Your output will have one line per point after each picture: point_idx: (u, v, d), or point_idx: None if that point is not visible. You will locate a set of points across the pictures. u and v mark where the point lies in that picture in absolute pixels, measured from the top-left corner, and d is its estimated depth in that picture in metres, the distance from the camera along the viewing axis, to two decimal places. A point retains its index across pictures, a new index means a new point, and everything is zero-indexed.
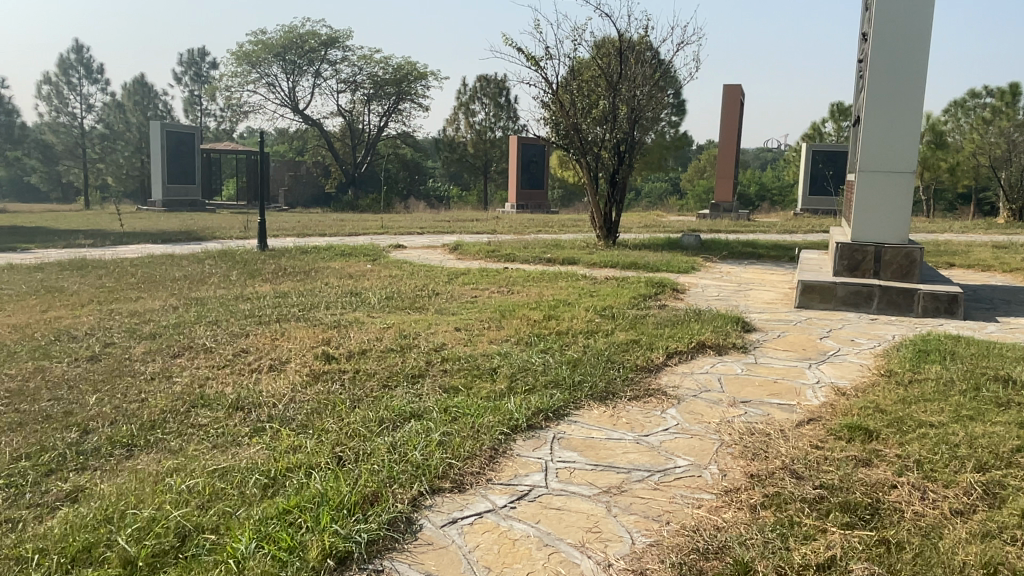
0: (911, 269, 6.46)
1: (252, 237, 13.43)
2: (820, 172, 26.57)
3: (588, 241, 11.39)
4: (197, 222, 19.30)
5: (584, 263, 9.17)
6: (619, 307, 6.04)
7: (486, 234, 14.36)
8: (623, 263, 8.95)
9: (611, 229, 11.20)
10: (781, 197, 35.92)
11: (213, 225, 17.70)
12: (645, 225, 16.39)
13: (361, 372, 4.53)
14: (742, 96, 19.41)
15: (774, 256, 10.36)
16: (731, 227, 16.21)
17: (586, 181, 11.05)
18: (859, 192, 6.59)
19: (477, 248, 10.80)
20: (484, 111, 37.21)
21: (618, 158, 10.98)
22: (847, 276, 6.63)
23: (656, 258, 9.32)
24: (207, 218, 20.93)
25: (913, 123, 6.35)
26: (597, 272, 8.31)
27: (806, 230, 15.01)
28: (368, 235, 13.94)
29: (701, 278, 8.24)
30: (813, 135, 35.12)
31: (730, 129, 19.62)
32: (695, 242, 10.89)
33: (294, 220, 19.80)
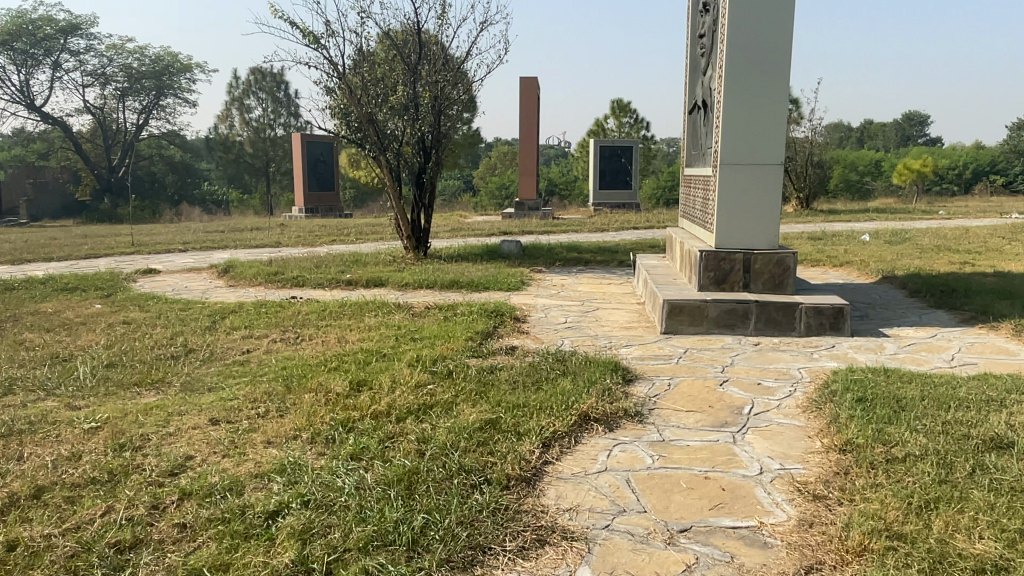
0: (783, 278, 5.42)
1: None
2: (610, 166, 26.65)
3: (395, 253, 9.53)
4: None
5: (393, 285, 7.43)
6: (455, 358, 4.37)
7: (267, 249, 12.03)
8: (441, 283, 7.32)
9: (421, 238, 9.42)
10: (569, 191, 36.39)
11: None
12: (451, 229, 14.86)
13: (17, 551, 2.48)
14: (539, 90, 18.55)
15: (603, 260, 9.31)
16: (541, 226, 15.24)
17: (388, 181, 9.21)
18: (724, 190, 5.46)
19: (254, 270, 8.63)
20: (261, 108, 33.81)
21: (424, 154, 9.30)
22: (713, 290, 5.47)
23: (478, 273, 7.78)
24: None
25: (778, 106, 5.31)
26: (412, 299, 6.61)
27: (617, 228, 14.41)
28: (112, 258, 11.08)
29: (536, 297, 6.84)
30: (597, 131, 35.79)
31: (529, 125, 18.69)
32: (515, 248, 9.53)
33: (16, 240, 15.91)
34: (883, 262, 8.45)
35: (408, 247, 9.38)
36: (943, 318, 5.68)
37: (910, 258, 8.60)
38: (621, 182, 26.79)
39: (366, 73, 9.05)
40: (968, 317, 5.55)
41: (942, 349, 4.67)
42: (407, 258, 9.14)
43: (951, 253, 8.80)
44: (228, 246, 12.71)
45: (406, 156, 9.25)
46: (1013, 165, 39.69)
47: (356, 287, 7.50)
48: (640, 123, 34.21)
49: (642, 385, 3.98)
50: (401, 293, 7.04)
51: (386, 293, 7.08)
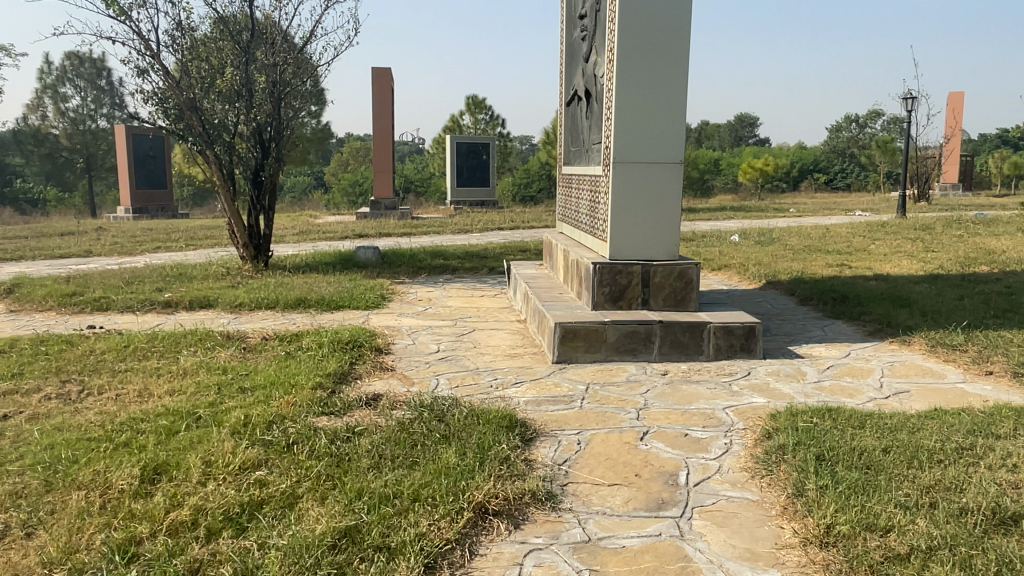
0: (685, 292, 4.74)
1: None
2: (468, 163, 25.86)
3: (229, 263, 8.02)
4: None
5: (225, 306, 6.15)
6: (296, 419, 3.28)
7: (71, 259, 10.11)
8: (284, 302, 6.13)
9: (260, 245, 7.94)
10: (425, 188, 35.29)
11: None
12: (299, 231, 13.40)
13: None
14: (392, 81, 17.37)
15: (471, 267, 8.42)
16: (400, 226, 14.14)
17: (217, 178, 7.72)
18: (618, 193, 4.71)
19: (46, 289, 6.97)
20: (78, 95, 30.04)
21: (261, 148, 7.92)
22: (609, 309, 4.70)
23: (329, 287, 6.64)
24: None
25: (676, 96, 4.63)
26: (248, 326, 5.39)
27: (481, 228, 13.60)
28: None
29: (401, 317, 5.82)
30: (454, 127, 34.91)
31: (382, 118, 17.45)
32: (374, 255, 8.44)
33: None
34: (760, 264, 8.14)
35: (244, 255, 7.85)
36: (845, 330, 5.26)
37: (785, 259, 8.36)
38: (478, 180, 26.05)
39: (186, 51, 7.58)
40: (872, 329, 5.15)
41: (866, 374, 4.16)
42: (243, 268, 7.72)
43: (822, 254, 8.67)
44: (22, 256, 10.61)
45: (241, 151, 7.89)
46: (836, 165, 43.01)
47: (178, 309, 6.15)
48: (497, 120, 33.67)
49: (546, 445, 3.10)
50: (234, 317, 5.79)
51: (214, 317, 5.79)
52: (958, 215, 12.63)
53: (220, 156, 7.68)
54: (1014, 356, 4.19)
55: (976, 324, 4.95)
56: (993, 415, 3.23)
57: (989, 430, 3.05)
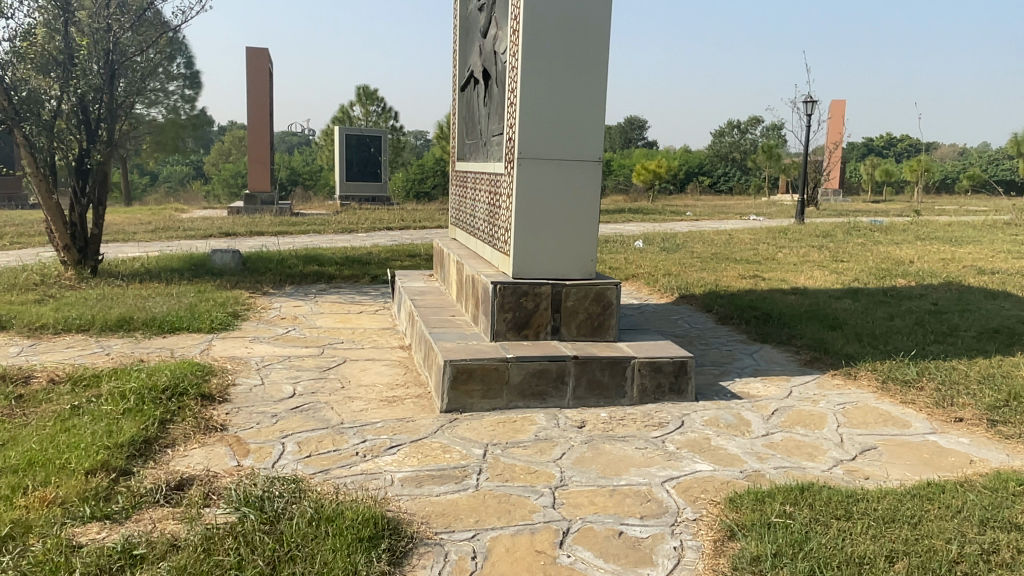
0: (603, 318, 3.88)
1: None
2: (357, 157, 24.41)
3: (45, 269, 6.41)
4: None
5: (21, 329, 4.77)
6: (46, 536, 2.16)
7: None
8: (102, 325, 4.83)
9: (86, 246, 6.49)
10: (313, 182, 33.44)
11: None
12: (157, 229, 11.78)
13: None
14: (269, 64, 15.85)
15: (350, 275, 7.31)
16: (277, 224, 12.75)
17: (29, 167, 6.04)
18: (522, 196, 3.80)
19: None
20: None
21: (88, 130, 6.38)
22: (512, 340, 3.77)
23: (166, 304, 5.38)
24: None
25: (595, 80, 3.77)
26: (41, 361, 4.09)
27: (368, 227, 12.42)
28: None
29: (253, 344, 4.67)
30: (343, 119, 33.21)
31: (259, 104, 15.88)
32: (233, 260, 7.19)
33: None
34: (670, 273, 7.46)
35: (64, 259, 6.38)
36: (779, 358, 4.58)
37: (695, 268, 7.73)
38: (368, 174, 24.61)
39: None
40: (808, 357, 4.48)
41: (820, 423, 3.43)
42: (63, 275, 6.28)
43: (732, 262, 8.11)
44: None
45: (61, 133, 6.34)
46: (723, 169, 44.21)
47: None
48: (389, 112, 32.26)
49: (425, 563, 2.12)
50: (27, 346, 4.45)
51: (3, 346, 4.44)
52: (853, 222, 12.58)
53: (30, 136, 6.09)
54: (980, 397, 3.58)
55: (922, 354, 4.37)
56: (999, 494, 2.54)
57: (1005, 519, 2.35)
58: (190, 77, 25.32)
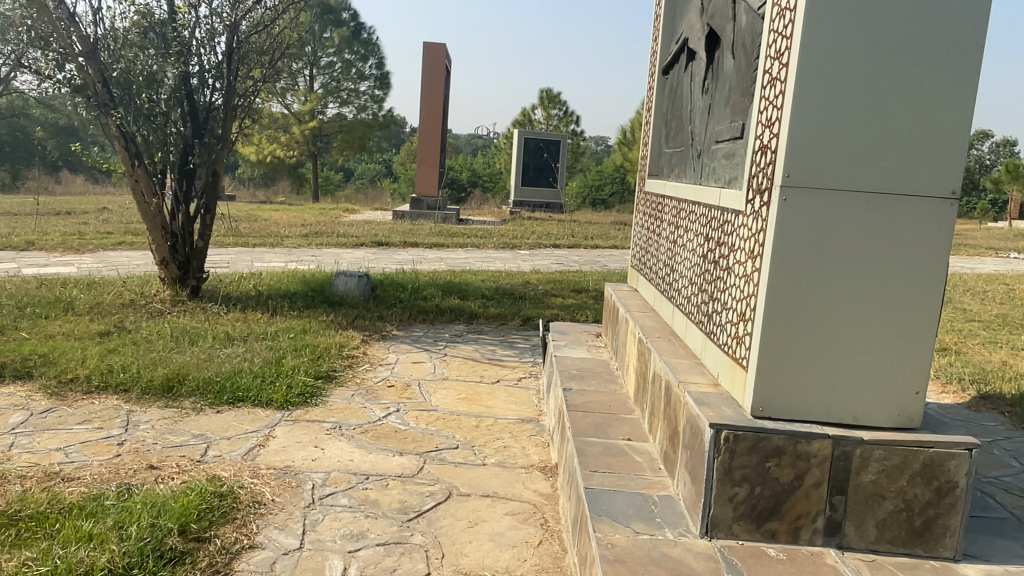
0: (936, 511, 1.93)
1: None
2: (533, 161, 23.19)
3: (146, 286, 5.49)
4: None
5: (45, 378, 3.55)
6: None
7: None
8: (145, 386, 3.51)
9: (188, 262, 5.39)
10: (490, 184, 32.89)
11: None
12: (311, 232, 10.98)
13: None
14: (446, 59, 14.81)
15: (496, 315, 5.73)
16: (436, 233, 11.58)
17: (125, 164, 5.01)
18: (780, 259, 1.97)
19: None
20: None
21: (194, 122, 5.25)
22: (745, 541, 1.93)
23: (244, 354, 4.02)
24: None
25: (961, 38, 1.86)
26: (15, 453, 2.77)
27: (534, 243, 10.90)
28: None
29: (327, 440, 3.13)
30: (523, 122, 32.33)
31: (431, 103, 14.89)
32: (359, 286, 5.76)
33: None
34: (944, 348, 5.17)
35: (163, 276, 5.34)
36: None
37: (981, 342, 5.35)
38: (544, 180, 23.31)
39: None
40: None
41: None
42: (157, 296, 5.25)
43: None
44: None
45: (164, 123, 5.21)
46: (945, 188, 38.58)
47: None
48: (570, 116, 30.89)
49: None
50: (28, 416, 3.18)
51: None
52: None
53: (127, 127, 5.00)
54: None
55: None
56: None
57: None
58: (379, 77, 25.28)
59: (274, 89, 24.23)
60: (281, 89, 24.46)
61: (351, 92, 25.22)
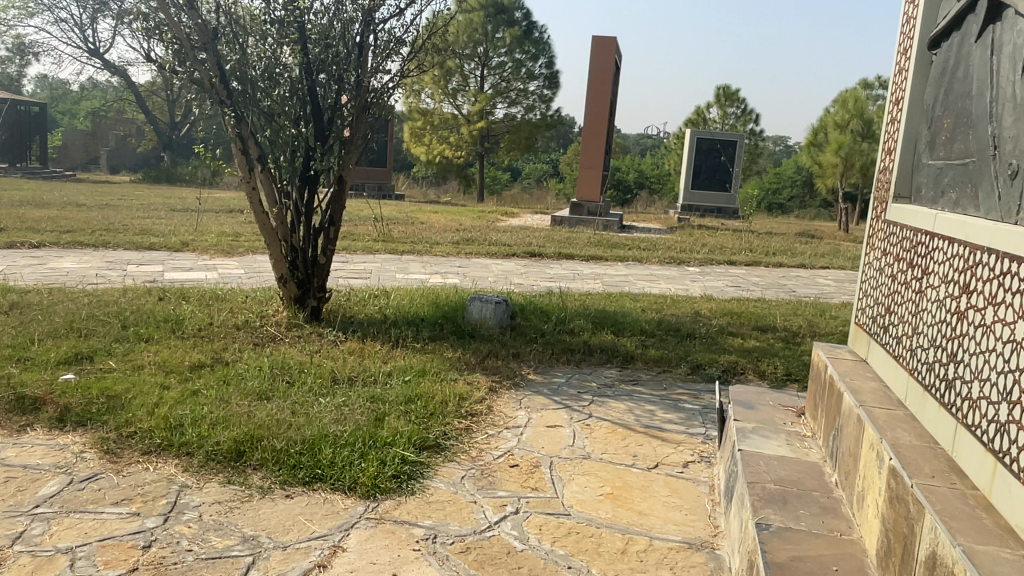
0: None
1: None
2: (707, 163, 21.53)
3: (266, 304, 4.95)
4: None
5: (104, 430, 2.96)
6: None
7: (145, 254, 7.75)
8: (211, 450, 2.83)
9: (309, 279, 4.76)
10: (659, 185, 31.43)
11: None
12: (465, 237, 10.40)
13: None
14: (615, 53, 13.73)
15: (658, 358, 4.65)
16: (595, 243, 10.61)
17: (242, 169, 4.47)
18: None
19: None
20: None
21: (318, 122, 4.63)
22: None
23: (341, 408, 3.25)
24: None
25: None
26: (11, 557, 2.13)
27: (706, 258, 9.61)
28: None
29: (411, 563, 2.25)
30: (697, 121, 30.49)
31: (596, 100, 13.83)
32: (497, 313, 4.88)
33: None
34: None
35: (282, 294, 4.76)
36: None
37: None
38: (718, 183, 21.58)
39: None
40: None
41: None
42: (274, 317, 4.67)
43: None
44: (107, 236, 8.45)
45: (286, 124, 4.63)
46: None
47: (24, 415, 3.06)
48: (749, 115, 28.63)
49: None
50: (60, 489, 2.55)
51: (32, 481, 2.60)
52: None
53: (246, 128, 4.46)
54: None
55: None
56: None
57: None
58: (548, 76, 24.64)
59: (444, 90, 24.36)
60: (452, 90, 24.52)
61: (520, 92, 24.61)
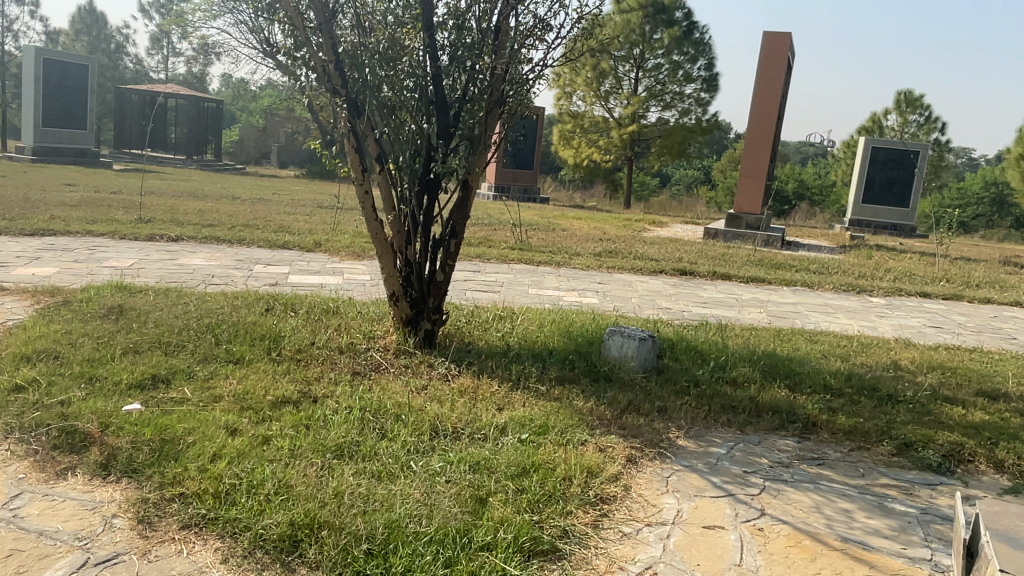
0: None
1: None
2: (883, 175, 19.32)
3: (377, 324, 4.36)
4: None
5: (145, 488, 2.39)
6: None
7: (276, 253, 7.50)
8: (260, 534, 2.17)
9: (423, 299, 4.10)
10: (823, 197, 28.91)
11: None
12: (609, 249, 9.52)
13: None
14: (789, 50, 12.29)
15: (848, 428, 3.61)
16: (756, 261, 9.40)
17: (355, 170, 3.88)
18: None
19: (67, 314, 4.06)
20: None
21: (442, 118, 3.95)
22: None
23: (435, 484, 2.51)
24: (26, 171, 14.66)
25: None
26: None
27: (891, 287, 8.17)
28: (23, 235, 7.09)
29: None
30: (871, 128, 27.73)
31: (764, 101, 12.44)
32: (643, 352, 4.00)
33: (115, 184, 13.26)
34: None
35: (393, 314, 4.14)
36: None
37: None
38: (895, 197, 19.29)
39: None
40: None
41: None
42: (382, 343, 4.06)
43: None
44: (245, 233, 8.33)
45: (407, 120, 3.99)
46: None
47: (68, 456, 2.56)
48: (935, 123, 25.62)
49: None
50: None
51: (39, 559, 2.02)
52: None
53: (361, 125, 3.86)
54: None
55: None
56: None
57: None
58: (707, 78, 23.15)
59: (596, 92, 23.52)
60: (604, 92, 23.61)
61: (676, 95, 23.30)
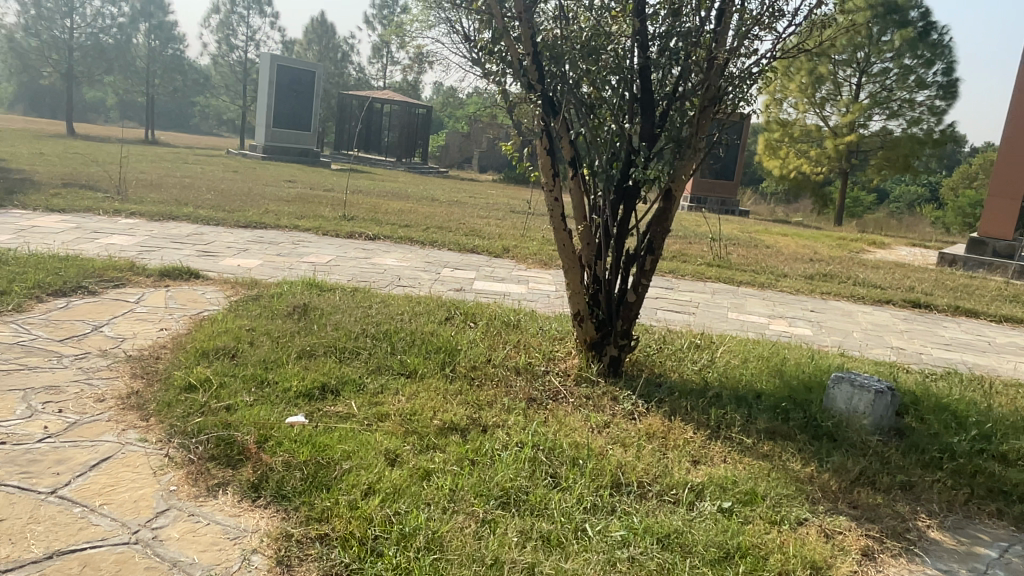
0: None
1: (89, 206, 7.71)
2: None
3: (559, 344, 3.95)
4: (215, 170, 14.37)
5: (291, 521, 2.13)
6: None
7: (464, 256, 7.39)
8: None
9: (610, 322, 3.62)
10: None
11: (195, 176, 12.35)
12: (822, 272, 8.45)
13: None
14: None
15: None
16: (1009, 297, 7.88)
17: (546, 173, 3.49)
18: None
19: (254, 310, 4.05)
20: None
21: (647, 116, 3.45)
22: None
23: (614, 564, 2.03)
24: (255, 169, 16.09)
25: None
26: None
27: None
28: (239, 228, 7.54)
29: None
30: None
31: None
32: (878, 408, 3.24)
33: (327, 183, 14.10)
34: None
35: (577, 336, 3.70)
36: None
37: None
38: None
39: None
40: None
41: None
42: (563, 367, 3.64)
43: None
44: (437, 235, 8.33)
45: (607, 120, 3.54)
46: None
47: (224, 470, 2.38)
48: None
49: None
50: None
51: None
52: None
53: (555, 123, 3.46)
54: None
55: None
56: None
57: None
58: (946, 83, 20.49)
59: (811, 98, 21.67)
60: (820, 99, 21.70)
61: (904, 103, 20.79)
